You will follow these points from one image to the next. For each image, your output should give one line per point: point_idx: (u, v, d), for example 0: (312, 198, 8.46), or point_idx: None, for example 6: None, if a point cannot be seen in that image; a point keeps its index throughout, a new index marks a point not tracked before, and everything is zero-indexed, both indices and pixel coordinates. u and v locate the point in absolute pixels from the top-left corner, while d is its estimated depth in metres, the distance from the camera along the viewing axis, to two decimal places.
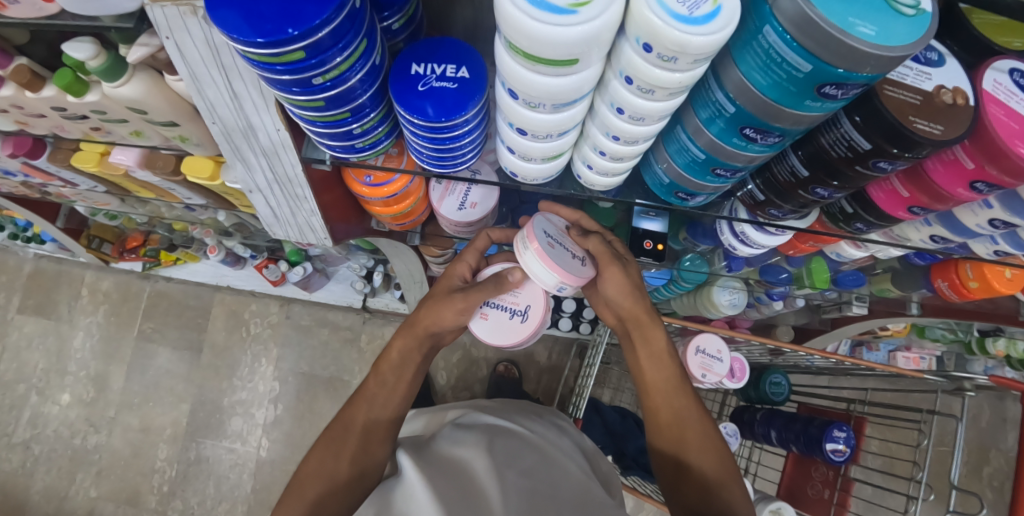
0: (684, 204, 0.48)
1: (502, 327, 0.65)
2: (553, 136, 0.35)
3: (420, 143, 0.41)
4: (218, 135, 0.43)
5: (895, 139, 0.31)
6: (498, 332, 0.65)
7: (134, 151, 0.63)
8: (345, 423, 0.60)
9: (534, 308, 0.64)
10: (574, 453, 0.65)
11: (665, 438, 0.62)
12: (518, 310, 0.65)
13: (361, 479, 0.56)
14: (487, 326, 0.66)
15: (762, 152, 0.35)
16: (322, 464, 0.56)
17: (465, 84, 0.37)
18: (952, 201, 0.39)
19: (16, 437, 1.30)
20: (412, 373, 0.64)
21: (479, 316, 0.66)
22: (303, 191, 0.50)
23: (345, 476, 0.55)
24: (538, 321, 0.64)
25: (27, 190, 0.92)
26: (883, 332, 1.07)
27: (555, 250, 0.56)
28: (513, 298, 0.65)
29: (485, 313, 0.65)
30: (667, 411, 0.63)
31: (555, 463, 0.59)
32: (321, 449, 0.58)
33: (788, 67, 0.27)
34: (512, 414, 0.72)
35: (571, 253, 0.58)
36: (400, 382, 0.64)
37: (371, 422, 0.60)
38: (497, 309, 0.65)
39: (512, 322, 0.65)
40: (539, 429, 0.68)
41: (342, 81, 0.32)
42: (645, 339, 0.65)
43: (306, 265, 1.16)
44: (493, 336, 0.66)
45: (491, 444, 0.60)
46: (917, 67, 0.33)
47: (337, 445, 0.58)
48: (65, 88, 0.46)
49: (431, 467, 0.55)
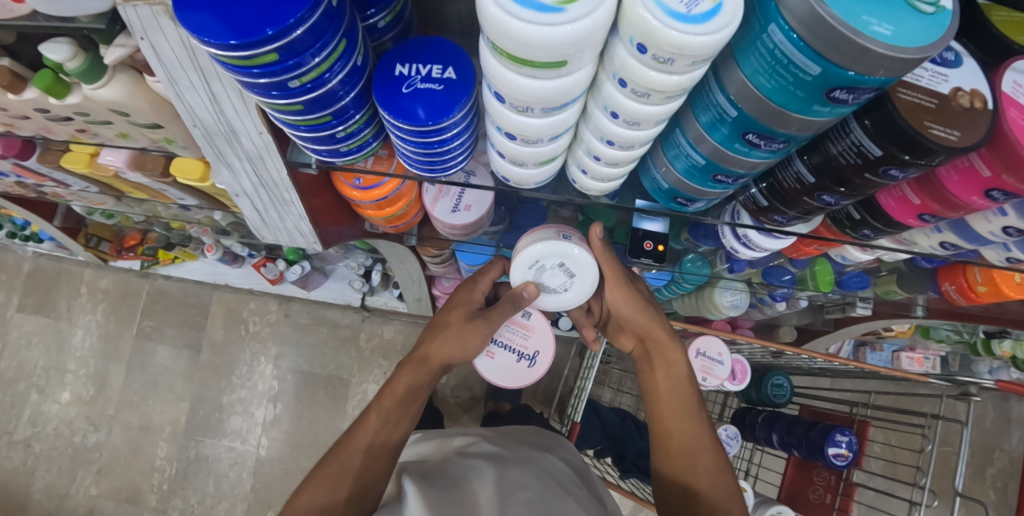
0: (684, 209, 0.46)
1: (509, 367, 0.75)
2: (545, 141, 0.34)
3: (408, 148, 0.39)
4: (200, 138, 0.42)
5: (907, 147, 0.30)
6: (505, 372, 0.75)
7: (123, 152, 0.62)
8: (344, 460, 0.58)
9: (541, 355, 0.75)
10: (580, 492, 0.62)
11: (675, 465, 0.62)
12: (525, 354, 0.75)
13: (361, 502, 0.55)
14: (492, 364, 0.75)
15: (765, 158, 0.34)
16: (318, 497, 0.55)
17: (452, 85, 0.35)
18: (965, 209, 0.37)
19: (17, 435, 1.30)
20: (418, 406, 0.65)
21: (487, 355, 0.74)
22: (290, 195, 0.49)
23: (341, 506, 0.54)
24: (542, 365, 0.75)
25: (22, 190, 0.91)
26: (887, 333, 1.05)
27: None
28: (522, 341, 0.75)
29: (494, 353, 0.74)
30: (679, 436, 0.63)
31: (557, 495, 0.57)
32: (317, 480, 0.57)
33: (795, 70, 0.25)
34: (513, 442, 0.71)
35: None
36: (405, 417, 0.64)
37: (375, 447, 0.60)
38: (507, 352, 0.75)
39: (519, 365, 0.76)
40: (547, 463, 0.66)
41: (321, 83, 0.31)
42: (666, 362, 0.69)
43: (304, 264, 1.15)
44: (501, 374, 0.75)
45: (501, 475, 0.58)
46: (933, 69, 0.31)
47: (335, 481, 0.56)
48: (46, 90, 0.45)
49: (431, 492, 0.54)
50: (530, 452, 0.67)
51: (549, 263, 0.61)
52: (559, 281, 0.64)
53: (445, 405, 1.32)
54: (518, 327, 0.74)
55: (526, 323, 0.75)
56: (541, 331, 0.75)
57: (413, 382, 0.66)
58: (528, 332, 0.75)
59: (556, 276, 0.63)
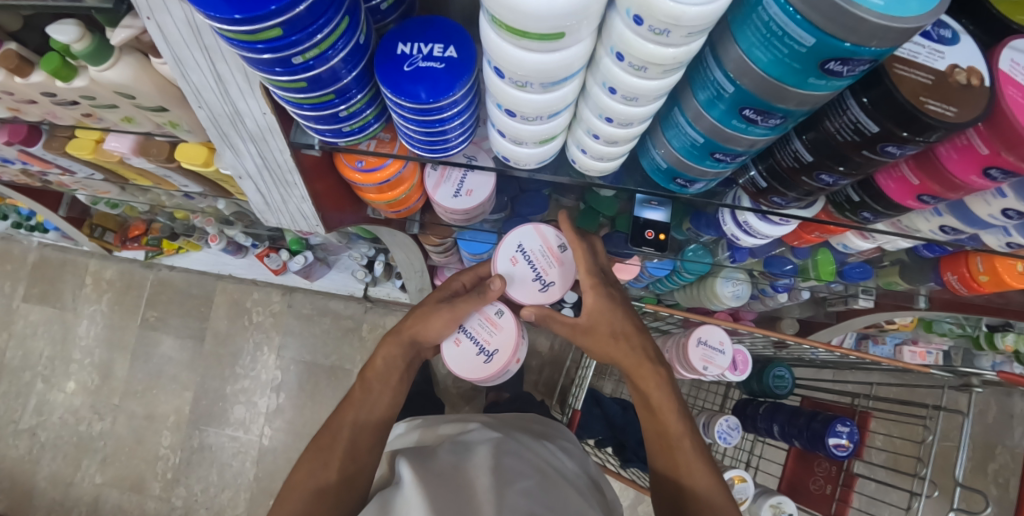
0: (684, 191, 0.46)
1: (466, 359, 0.66)
2: (544, 119, 0.34)
3: (409, 127, 0.39)
4: (205, 119, 0.42)
5: (905, 123, 0.30)
6: (463, 363, 0.66)
7: (128, 138, 0.62)
8: (334, 431, 0.60)
9: (502, 353, 0.65)
10: (577, 481, 0.63)
11: (662, 459, 0.62)
12: (487, 350, 0.66)
13: (351, 487, 0.56)
14: (452, 351, 0.67)
15: (764, 136, 0.34)
16: (311, 475, 0.57)
17: (453, 64, 0.35)
18: (965, 189, 0.38)
19: (24, 423, 1.32)
20: (396, 377, 0.66)
21: (451, 340, 0.67)
22: (293, 177, 0.49)
23: (333, 487, 0.55)
24: (501, 369, 0.65)
25: (28, 178, 0.92)
26: (889, 325, 1.06)
27: (516, 268, 0.63)
28: (486, 336, 0.66)
29: (457, 338, 0.66)
30: (666, 435, 0.62)
31: (555, 484, 0.58)
32: (310, 459, 0.59)
33: (791, 42, 0.25)
34: (512, 429, 0.71)
35: (534, 275, 0.63)
36: (385, 388, 0.65)
37: (368, 426, 0.61)
38: (470, 341, 0.66)
39: (478, 360, 0.66)
40: (546, 452, 0.66)
41: (323, 60, 0.31)
42: (639, 388, 0.65)
43: (307, 254, 1.16)
44: (456, 364, 0.67)
45: (497, 462, 0.58)
46: (930, 45, 0.31)
47: (325, 456, 0.58)
48: (53, 73, 0.46)
49: (425, 469, 0.55)
50: (529, 440, 0.68)
51: (521, 250, 0.62)
52: (543, 267, 0.63)
53: (447, 396, 1.32)
54: (487, 320, 0.66)
55: (496, 319, 0.66)
56: (509, 333, 0.66)
57: (390, 355, 0.67)
58: (496, 329, 0.66)
59: (534, 265, 0.63)
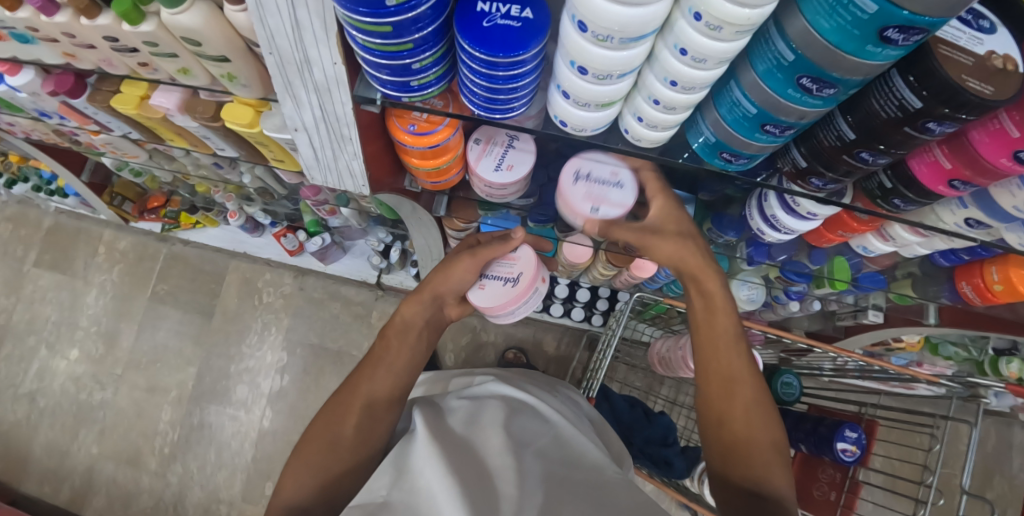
0: (728, 168, 0.48)
1: (494, 294, 0.67)
2: (612, 79, 0.36)
3: (476, 82, 0.41)
4: (274, 67, 0.44)
5: (949, 100, 0.32)
6: (490, 300, 0.67)
7: (175, 94, 0.63)
8: (353, 388, 0.62)
9: (525, 274, 0.66)
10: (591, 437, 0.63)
11: (718, 409, 0.61)
12: (512, 278, 0.66)
13: (364, 445, 0.57)
14: (482, 295, 0.67)
15: (817, 108, 0.36)
16: (330, 424, 0.58)
17: (529, 23, 0.37)
18: (996, 174, 0.39)
19: (23, 388, 1.30)
20: (414, 338, 0.67)
21: (478, 287, 0.68)
22: (349, 132, 0.51)
23: (349, 439, 0.57)
24: (530, 288, 0.65)
25: (57, 136, 0.93)
26: (896, 345, 1.08)
27: (603, 173, 0.54)
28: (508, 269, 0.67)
29: (483, 283, 0.68)
30: (721, 383, 0.62)
31: (569, 442, 0.58)
32: (329, 414, 0.60)
33: (855, 9, 0.27)
34: (525, 383, 0.72)
35: (588, 179, 0.54)
36: (403, 344, 0.66)
37: (379, 385, 0.62)
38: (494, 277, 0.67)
39: (506, 289, 0.66)
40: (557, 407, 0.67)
41: (409, 7, 0.33)
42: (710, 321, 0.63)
43: (325, 236, 1.17)
44: (486, 304, 0.67)
45: (510, 423, 0.57)
46: (970, 32, 0.33)
47: (342, 411, 0.59)
48: (123, 15, 0.47)
49: (434, 422, 0.57)
50: (539, 396, 0.68)
51: (615, 185, 0.54)
52: (588, 188, 0.54)
53: None
54: (505, 257, 0.68)
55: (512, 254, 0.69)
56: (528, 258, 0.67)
57: (411, 313, 0.69)
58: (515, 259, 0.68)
59: (595, 184, 0.54)
